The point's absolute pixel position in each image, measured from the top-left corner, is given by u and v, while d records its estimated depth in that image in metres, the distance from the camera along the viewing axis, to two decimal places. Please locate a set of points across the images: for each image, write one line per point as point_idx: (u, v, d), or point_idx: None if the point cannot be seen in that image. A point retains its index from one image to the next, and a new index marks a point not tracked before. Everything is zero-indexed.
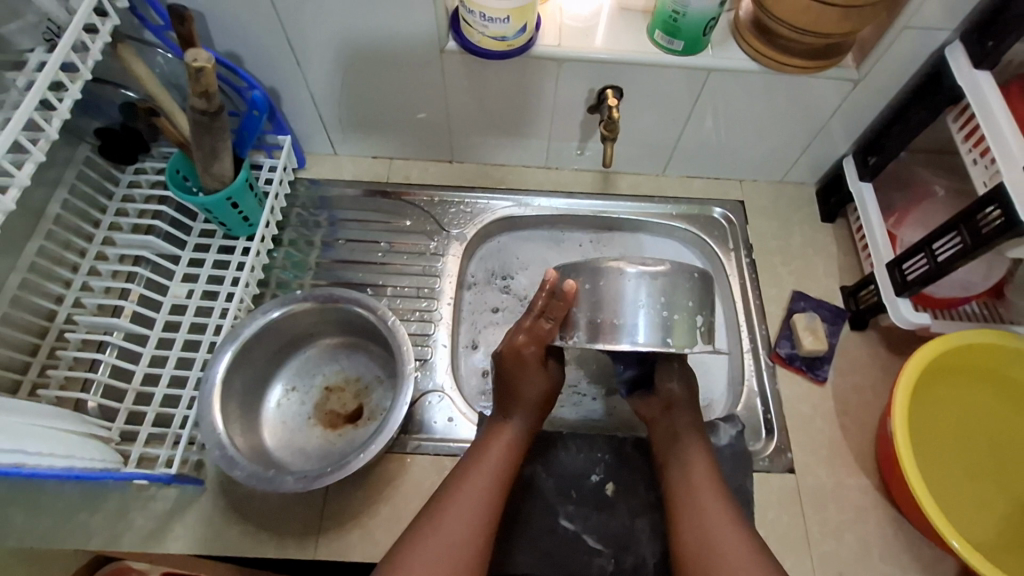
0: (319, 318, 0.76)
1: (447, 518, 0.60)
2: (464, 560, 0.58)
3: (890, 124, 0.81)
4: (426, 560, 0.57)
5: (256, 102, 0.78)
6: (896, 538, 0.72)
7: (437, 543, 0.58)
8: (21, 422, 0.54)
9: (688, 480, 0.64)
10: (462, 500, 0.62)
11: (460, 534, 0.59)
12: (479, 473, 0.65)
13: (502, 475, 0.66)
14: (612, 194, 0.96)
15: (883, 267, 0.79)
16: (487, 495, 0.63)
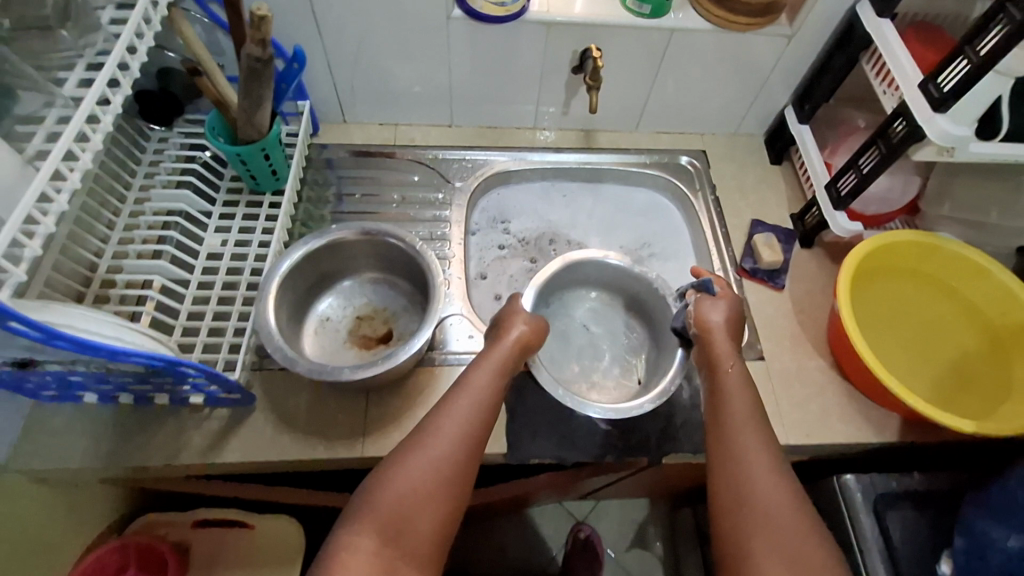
0: (354, 251, 0.84)
1: (430, 442, 0.64)
2: (443, 482, 0.62)
3: (818, 75, 0.97)
4: (407, 480, 0.61)
5: (298, 55, 0.79)
6: (849, 404, 0.87)
7: (418, 464, 0.62)
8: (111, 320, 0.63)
9: (730, 409, 0.68)
10: (447, 427, 0.65)
11: (442, 457, 0.63)
12: (466, 401, 0.68)
13: (489, 404, 0.68)
14: (594, 149, 1.10)
15: (822, 188, 0.95)
16: (473, 421, 0.66)
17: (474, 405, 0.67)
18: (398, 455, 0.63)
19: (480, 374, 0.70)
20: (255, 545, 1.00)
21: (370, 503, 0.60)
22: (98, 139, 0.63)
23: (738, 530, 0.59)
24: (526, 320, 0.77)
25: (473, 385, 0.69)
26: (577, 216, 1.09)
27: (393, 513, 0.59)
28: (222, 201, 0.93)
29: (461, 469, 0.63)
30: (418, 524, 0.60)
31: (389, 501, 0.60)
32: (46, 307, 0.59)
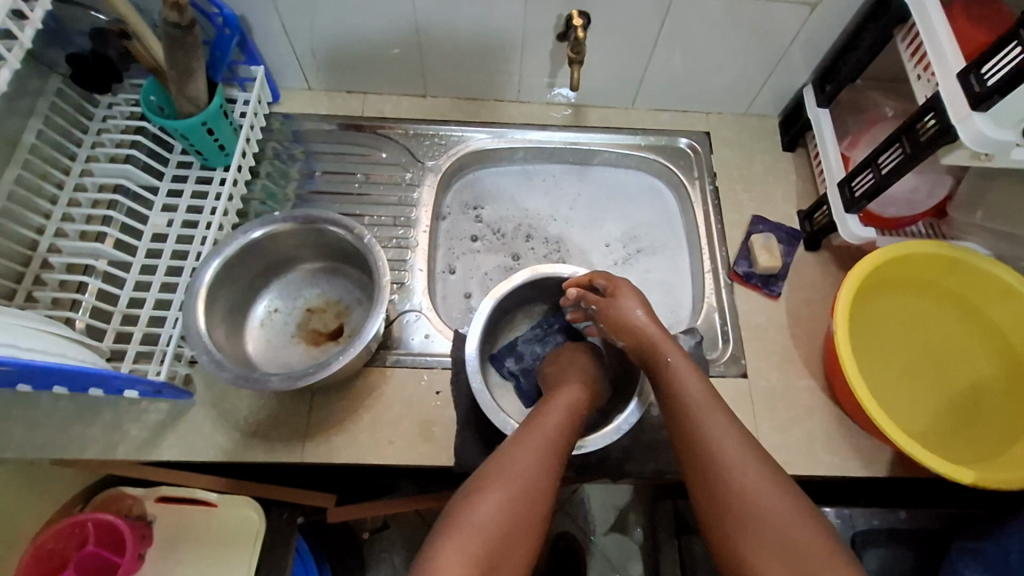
0: (301, 240, 0.78)
1: (508, 474, 0.56)
2: (529, 517, 0.54)
3: (846, 52, 0.84)
4: (498, 506, 0.54)
5: (228, 21, 0.79)
6: (837, 431, 0.78)
7: (511, 486, 0.55)
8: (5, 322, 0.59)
9: (690, 405, 0.60)
10: (534, 449, 0.59)
11: (532, 481, 0.56)
12: (545, 423, 0.63)
13: (572, 426, 0.64)
14: (583, 127, 0.99)
15: (835, 185, 0.84)
16: (558, 444, 0.61)
17: (557, 427, 0.62)
18: (483, 478, 0.57)
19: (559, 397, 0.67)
20: (217, 527, 0.87)
21: (459, 530, 0.52)
22: None
23: (735, 538, 0.53)
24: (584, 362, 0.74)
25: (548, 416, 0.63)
26: (558, 206, 1.00)
27: (485, 539, 0.52)
28: (171, 176, 0.86)
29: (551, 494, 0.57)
30: (512, 556, 0.52)
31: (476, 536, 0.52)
32: None
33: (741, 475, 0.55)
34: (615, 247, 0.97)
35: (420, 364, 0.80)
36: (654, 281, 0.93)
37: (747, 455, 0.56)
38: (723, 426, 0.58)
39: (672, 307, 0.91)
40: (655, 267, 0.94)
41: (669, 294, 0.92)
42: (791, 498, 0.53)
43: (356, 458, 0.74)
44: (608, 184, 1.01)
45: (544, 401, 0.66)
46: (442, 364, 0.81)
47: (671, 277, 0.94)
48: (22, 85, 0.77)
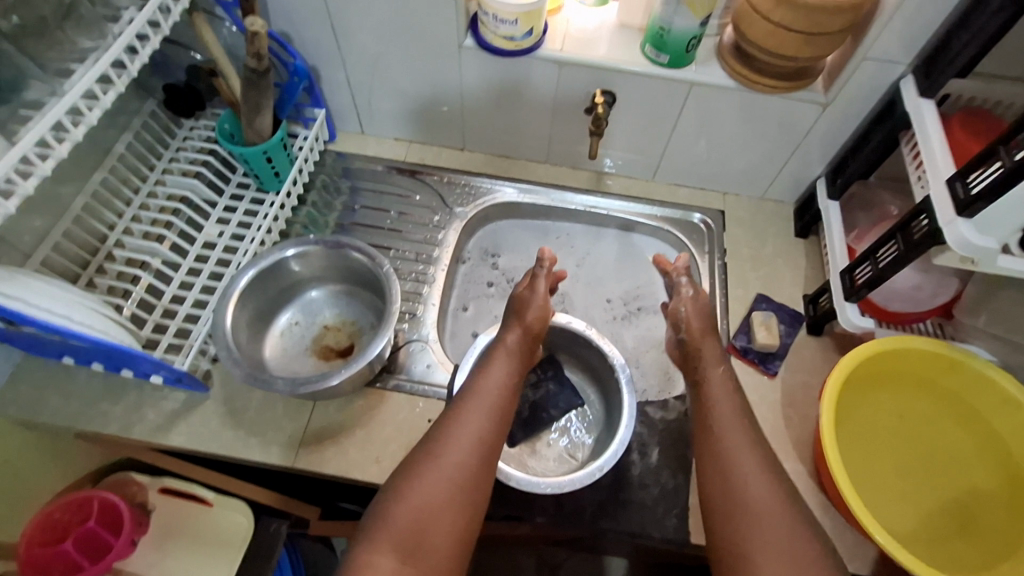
0: (329, 262, 0.87)
1: (445, 450, 0.63)
2: (461, 490, 0.61)
3: (854, 150, 0.89)
4: (424, 495, 0.60)
5: (297, 70, 0.91)
6: (820, 520, 0.77)
7: (438, 479, 0.61)
8: (62, 296, 0.69)
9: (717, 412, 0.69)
10: (462, 438, 0.65)
11: (458, 468, 0.62)
12: (477, 405, 0.68)
13: (501, 405, 0.69)
14: (604, 192, 1.06)
15: (838, 274, 0.86)
16: (484, 427, 0.66)
17: (486, 410, 0.68)
18: (414, 464, 0.63)
19: (490, 374, 0.72)
20: (207, 525, 0.92)
21: (386, 521, 0.58)
22: (77, 131, 0.66)
23: (740, 532, 0.59)
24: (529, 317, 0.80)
25: (486, 386, 0.70)
26: (566, 261, 1.06)
27: (409, 530, 0.58)
28: (230, 194, 0.98)
29: (477, 477, 0.63)
30: (438, 542, 0.58)
31: (413, 508, 0.59)
32: (11, 279, 0.65)
33: (753, 479, 0.62)
34: (616, 303, 1.02)
35: (417, 390, 0.85)
36: (651, 338, 0.99)
37: (747, 454, 0.64)
38: (741, 433, 0.66)
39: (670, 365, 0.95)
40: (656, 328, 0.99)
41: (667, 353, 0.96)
42: (793, 509, 0.59)
43: (342, 471, 0.78)
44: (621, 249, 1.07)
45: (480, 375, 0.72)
46: (438, 395, 0.85)
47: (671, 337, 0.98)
48: (124, 105, 0.92)
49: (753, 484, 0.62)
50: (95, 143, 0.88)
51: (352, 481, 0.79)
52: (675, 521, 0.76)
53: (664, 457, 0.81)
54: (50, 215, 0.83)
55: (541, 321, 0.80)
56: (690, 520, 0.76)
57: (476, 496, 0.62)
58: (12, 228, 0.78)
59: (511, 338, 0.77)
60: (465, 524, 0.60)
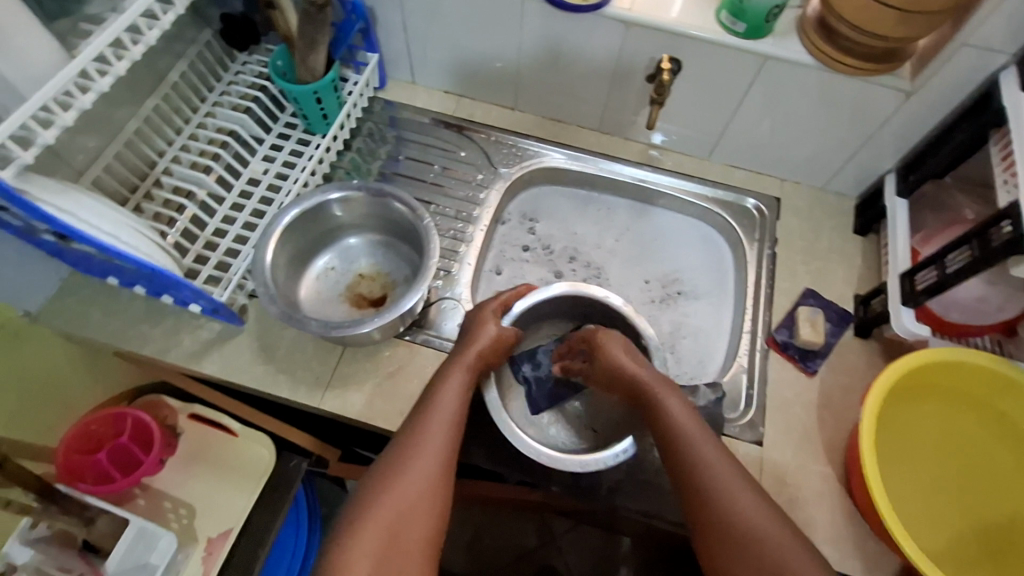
0: (369, 210, 0.86)
1: (400, 481, 0.60)
2: (420, 516, 0.59)
3: (933, 146, 0.83)
4: (381, 533, 0.57)
5: (356, 9, 0.91)
6: (844, 525, 0.75)
7: (395, 515, 0.59)
8: (112, 218, 0.70)
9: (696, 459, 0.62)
10: (413, 475, 0.61)
11: (405, 508, 0.59)
12: (430, 424, 0.64)
13: (451, 431, 0.65)
14: (655, 167, 1.02)
15: (897, 276, 0.82)
16: (437, 453, 0.63)
17: (434, 439, 0.63)
18: (364, 507, 0.59)
19: (442, 398, 0.66)
20: (231, 454, 0.95)
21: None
22: (136, 50, 0.65)
23: None
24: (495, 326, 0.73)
25: (434, 402, 0.66)
26: (606, 235, 1.03)
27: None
28: (277, 132, 0.97)
29: (426, 514, 0.60)
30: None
31: (370, 548, 0.57)
32: (63, 193, 0.66)
33: (753, 520, 0.58)
34: (654, 284, 0.99)
35: (446, 347, 0.84)
36: (687, 326, 0.95)
37: (743, 501, 0.59)
38: (732, 476, 0.61)
39: (704, 356, 0.93)
40: (693, 313, 0.96)
41: (700, 344, 0.94)
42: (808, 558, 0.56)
43: (365, 418, 0.79)
44: (666, 230, 1.03)
45: (432, 391, 0.67)
46: None
47: (708, 325, 0.95)
48: (181, 32, 0.91)
49: (755, 524, 0.58)
50: (151, 67, 0.88)
51: (374, 427, 0.79)
52: None
53: None
54: (104, 135, 0.83)
55: (496, 343, 0.72)
56: None
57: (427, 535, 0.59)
58: (68, 143, 0.79)
59: (467, 355, 0.70)
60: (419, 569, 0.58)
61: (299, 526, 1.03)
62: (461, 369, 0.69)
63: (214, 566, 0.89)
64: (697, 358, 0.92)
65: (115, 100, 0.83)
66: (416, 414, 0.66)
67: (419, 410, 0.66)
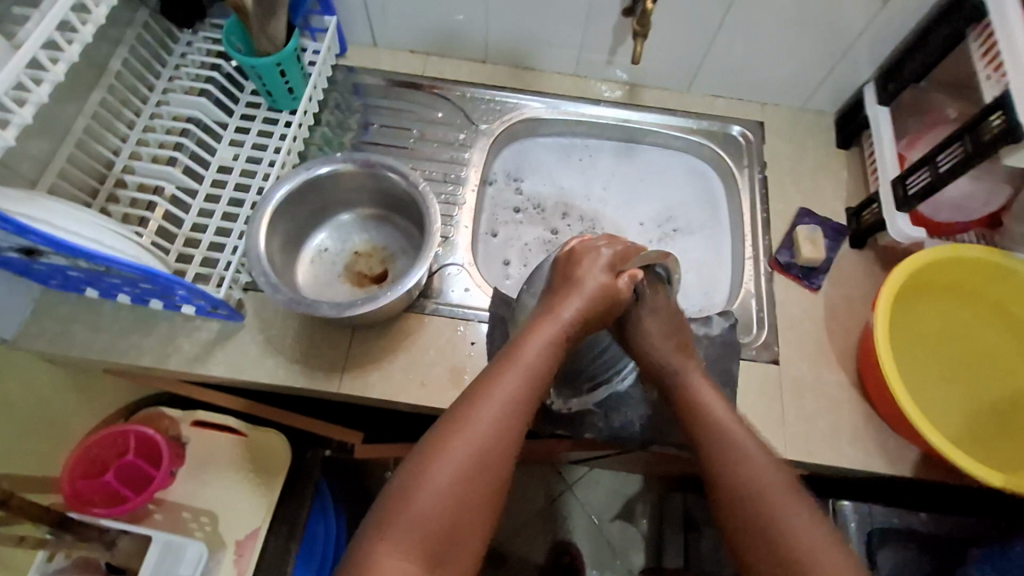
0: (358, 184, 0.82)
1: (471, 428, 0.57)
2: (481, 477, 0.55)
3: (910, 51, 0.84)
4: (440, 485, 0.54)
5: None
6: (865, 427, 0.78)
7: (454, 467, 0.55)
8: (85, 219, 0.64)
9: (706, 407, 0.64)
10: (483, 426, 0.57)
11: (483, 448, 0.56)
12: (512, 374, 0.60)
13: (541, 375, 0.61)
14: (637, 105, 1.00)
15: (887, 183, 0.84)
16: (512, 413, 0.58)
17: (521, 380, 0.60)
18: (430, 451, 0.56)
19: (531, 342, 0.63)
20: (244, 455, 0.92)
21: (401, 513, 0.53)
22: (87, 31, 0.59)
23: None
24: (598, 278, 0.68)
25: (522, 353, 0.62)
26: (593, 184, 1.02)
27: (430, 525, 0.53)
28: (240, 114, 0.91)
29: (504, 456, 0.57)
30: (464, 534, 0.54)
31: (427, 500, 0.53)
32: (29, 202, 0.60)
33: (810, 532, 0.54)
34: (650, 226, 0.99)
35: (457, 314, 0.83)
36: (689, 262, 0.96)
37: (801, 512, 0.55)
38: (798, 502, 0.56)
39: (709, 289, 0.94)
40: (692, 246, 0.97)
41: (708, 279, 0.95)
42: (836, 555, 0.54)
43: (388, 396, 0.78)
44: (644, 173, 1.03)
45: (523, 339, 0.63)
46: (478, 318, 0.83)
47: (704, 256, 0.96)
48: (116, 15, 0.83)
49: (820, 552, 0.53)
50: (90, 56, 0.79)
51: (397, 404, 0.78)
52: None
53: (709, 371, 0.80)
54: (52, 137, 0.76)
55: (602, 294, 0.67)
56: None
57: (504, 476, 0.57)
58: (15, 150, 0.71)
59: (565, 308, 0.65)
60: (489, 510, 0.56)
61: (326, 516, 1.01)
62: (556, 326, 0.64)
63: (247, 566, 0.88)
64: (701, 292, 0.94)
65: (58, 97, 0.75)
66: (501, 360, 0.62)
67: (501, 358, 0.62)
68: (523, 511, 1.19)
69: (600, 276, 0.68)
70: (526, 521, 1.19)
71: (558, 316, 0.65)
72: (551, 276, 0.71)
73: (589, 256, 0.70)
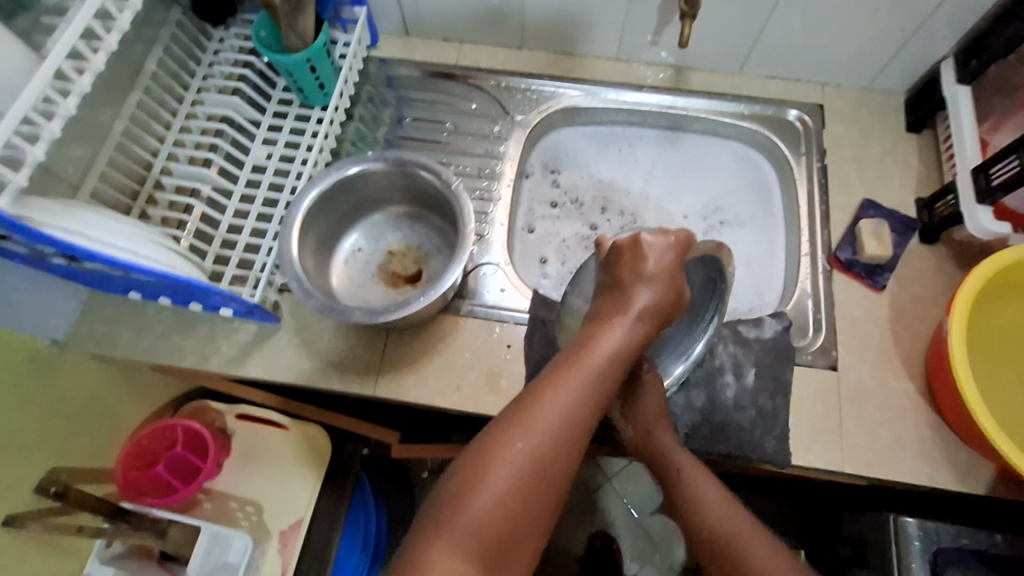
0: (391, 181, 0.80)
1: (531, 435, 0.53)
2: (541, 488, 0.52)
3: (998, 22, 0.75)
4: (495, 493, 0.50)
5: None
6: (933, 441, 0.72)
7: (511, 474, 0.51)
8: (120, 229, 0.64)
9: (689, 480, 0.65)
10: (543, 431, 0.53)
11: (546, 458, 0.52)
12: (576, 376, 0.55)
13: (606, 382, 0.57)
14: (683, 90, 0.94)
15: (968, 172, 0.76)
16: (574, 420, 0.54)
17: (586, 385, 0.55)
18: (486, 452, 0.52)
19: (600, 343, 0.58)
20: (287, 450, 0.92)
21: (454, 518, 0.50)
22: (111, 39, 0.58)
23: None
24: (669, 272, 0.61)
25: (589, 356, 0.57)
26: (633, 176, 0.97)
27: (486, 534, 0.49)
28: (272, 112, 0.89)
29: (565, 464, 0.53)
30: (520, 546, 0.51)
31: (483, 509, 0.50)
32: (66, 212, 0.61)
33: None
34: (695, 219, 0.94)
35: (492, 316, 0.80)
36: (740, 256, 0.91)
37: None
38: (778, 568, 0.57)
39: (758, 286, 0.88)
40: (743, 241, 0.91)
41: (757, 276, 0.89)
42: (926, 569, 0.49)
43: (423, 399, 0.76)
44: (685, 160, 0.97)
45: (592, 338, 0.58)
46: (515, 320, 0.81)
47: (753, 250, 0.91)
48: (149, 14, 0.82)
49: None
50: (125, 57, 0.79)
51: (433, 407, 0.77)
52: (774, 443, 0.72)
53: (760, 377, 0.76)
54: (93, 142, 0.76)
55: (674, 290, 0.61)
56: (789, 444, 0.72)
57: (563, 486, 0.53)
58: (56, 156, 0.72)
59: (635, 303, 0.60)
60: (544, 522, 0.53)
61: (366, 509, 1.02)
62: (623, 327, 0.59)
63: (291, 556, 0.88)
64: (751, 290, 0.88)
65: (96, 101, 0.75)
66: (563, 359, 0.58)
67: (565, 357, 0.57)
68: (561, 504, 1.18)
69: (665, 266, 0.62)
70: (565, 514, 1.17)
71: (631, 314, 0.59)
72: (611, 265, 0.63)
73: (660, 244, 0.62)
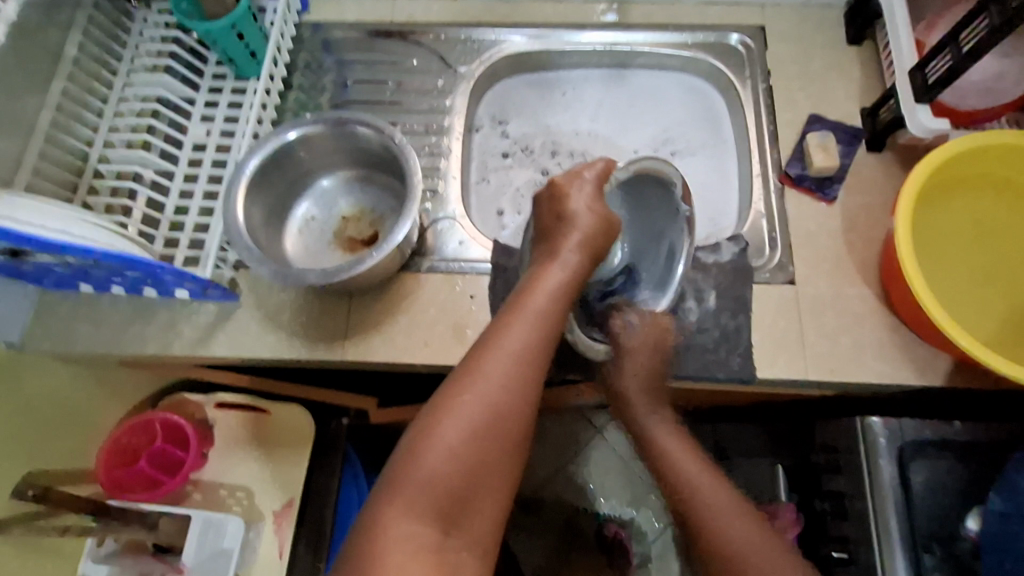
0: (335, 144, 0.79)
1: (479, 382, 0.54)
2: (495, 433, 0.53)
3: None
4: (450, 442, 0.51)
5: None
6: (891, 339, 0.74)
7: (461, 422, 0.52)
8: (56, 214, 0.63)
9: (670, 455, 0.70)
10: (489, 374, 0.54)
11: (496, 401, 0.54)
12: (518, 322, 0.58)
13: (547, 327, 0.59)
14: (624, 25, 0.92)
15: (904, 74, 0.76)
16: (520, 365, 0.56)
17: (528, 328, 0.57)
18: (438, 405, 0.53)
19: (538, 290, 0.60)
20: (270, 430, 0.92)
21: (410, 472, 0.50)
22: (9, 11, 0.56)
23: None
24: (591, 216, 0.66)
25: (528, 305, 0.59)
26: (580, 118, 0.96)
27: (442, 485, 0.50)
28: (207, 88, 0.87)
29: (518, 410, 0.55)
30: (479, 496, 0.52)
31: (439, 456, 0.51)
32: None
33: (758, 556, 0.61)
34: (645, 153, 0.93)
35: (453, 269, 0.80)
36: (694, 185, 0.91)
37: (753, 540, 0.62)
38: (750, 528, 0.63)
39: (716, 214, 0.89)
40: (695, 171, 0.91)
41: (714, 205, 0.89)
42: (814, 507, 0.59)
43: (392, 357, 0.76)
44: (632, 97, 0.96)
45: (529, 284, 0.61)
46: (476, 270, 0.80)
47: (707, 180, 0.91)
48: None
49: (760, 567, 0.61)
50: (40, 43, 0.75)
51: (404, 366, 0.77)
52: (739, 360, 0.74)
53: (721, 299, 0.77)
54: (19, 134, 0.73)
55: (597, 225, 0.66)
56: (753, 359, 0.74)
57: (517, 431, 0.54)
58: None
59: (563, 245, 0.64)
60: (508, 469, 0.53)
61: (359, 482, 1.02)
62: (555, 273, 0.62)
63: (287, 537, 0.88)
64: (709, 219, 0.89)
65: (15, 90, 0.72)
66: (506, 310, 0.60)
67: (506, 309, 0.60)
68: None
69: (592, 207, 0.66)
70: None
71: (565, 256, 0.63)
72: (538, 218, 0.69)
73: (575, 186, 0.67)
